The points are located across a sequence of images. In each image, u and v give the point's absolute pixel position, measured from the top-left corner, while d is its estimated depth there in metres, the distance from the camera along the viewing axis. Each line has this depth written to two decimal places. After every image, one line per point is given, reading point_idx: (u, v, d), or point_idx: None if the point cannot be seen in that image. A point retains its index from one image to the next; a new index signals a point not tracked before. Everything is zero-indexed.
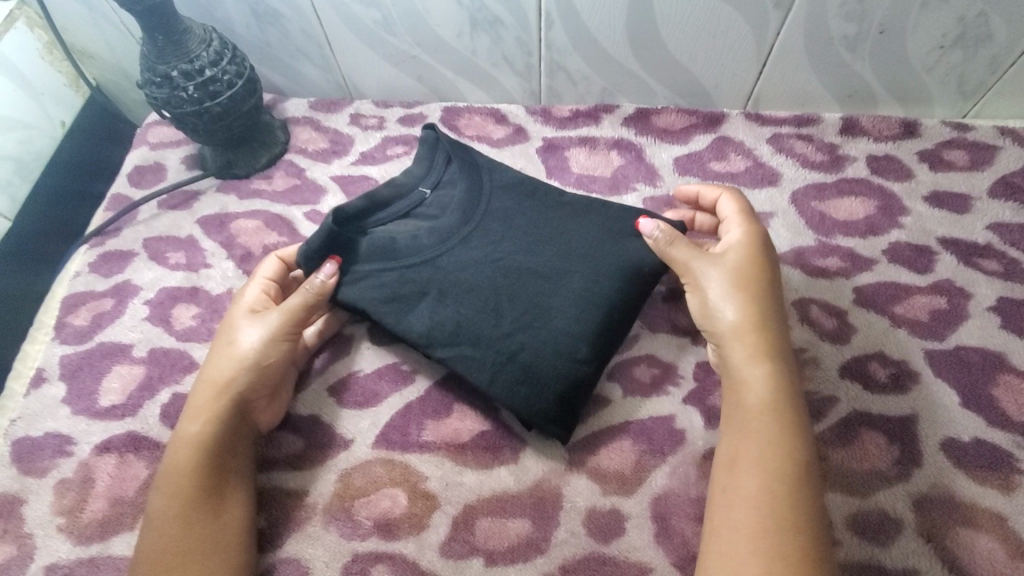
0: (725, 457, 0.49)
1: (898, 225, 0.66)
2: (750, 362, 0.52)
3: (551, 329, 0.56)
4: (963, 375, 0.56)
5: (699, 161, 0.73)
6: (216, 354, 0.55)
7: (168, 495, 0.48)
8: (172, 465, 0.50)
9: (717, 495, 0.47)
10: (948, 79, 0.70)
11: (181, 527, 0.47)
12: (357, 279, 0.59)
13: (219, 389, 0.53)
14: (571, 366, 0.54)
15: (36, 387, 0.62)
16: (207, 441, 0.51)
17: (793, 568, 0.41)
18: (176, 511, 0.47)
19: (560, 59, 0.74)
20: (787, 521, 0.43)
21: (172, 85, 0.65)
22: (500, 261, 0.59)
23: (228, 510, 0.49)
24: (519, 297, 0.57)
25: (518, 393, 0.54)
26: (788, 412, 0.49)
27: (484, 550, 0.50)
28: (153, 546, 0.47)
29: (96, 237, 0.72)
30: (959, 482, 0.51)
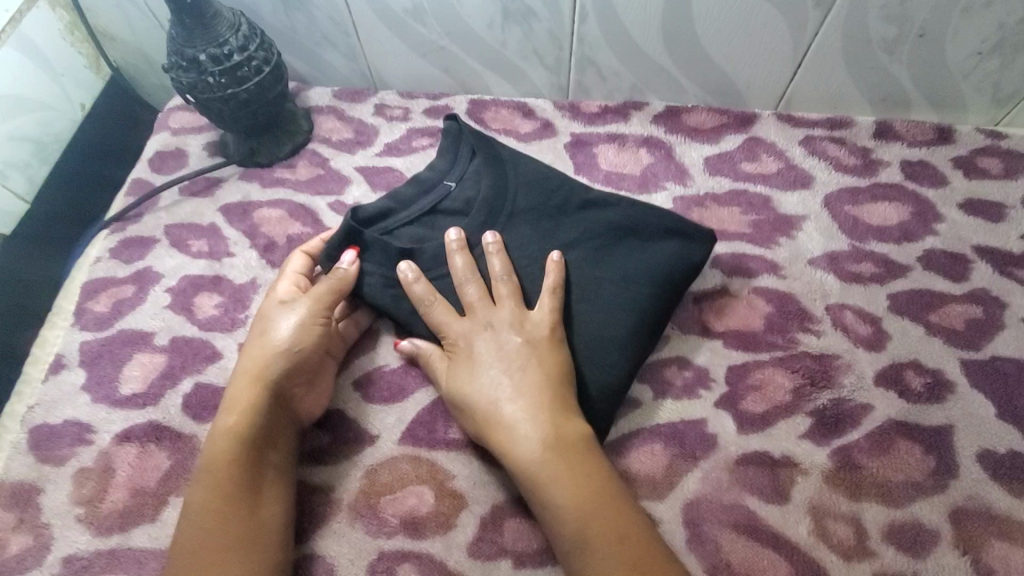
0: None
1: (933, 231, 0.65)
2: (543, 470, 0.47)
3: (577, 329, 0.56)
4: (1000, 386, 0.55)
5: (730, 161, 0.72)
6: (251, 344, 0.55)
7: (207, 489, 0.47)
8: (211, 456, 0.49)
9: None
10: (984, 86, 0.69)
11: (220, 522, 0.46)
12: (380, 281, 0.58)
13: (256, 378, 0.52)
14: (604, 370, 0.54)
15: (55, 373, 0.61)
16: (245, 432, 0.50)
17: None
18: (215, 507, 0.47)
19: (591, 54, 0.73)
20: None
21: (200, 69, 0.64)
22: (530, 265, 0.58)
23: (265, 504, 0.48)
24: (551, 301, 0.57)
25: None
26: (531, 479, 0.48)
27: (513, 552, 0.50)
28: (191, 540, 0.45)
29: (117, 223, 0.71)
30: (995, 494, 0.50)
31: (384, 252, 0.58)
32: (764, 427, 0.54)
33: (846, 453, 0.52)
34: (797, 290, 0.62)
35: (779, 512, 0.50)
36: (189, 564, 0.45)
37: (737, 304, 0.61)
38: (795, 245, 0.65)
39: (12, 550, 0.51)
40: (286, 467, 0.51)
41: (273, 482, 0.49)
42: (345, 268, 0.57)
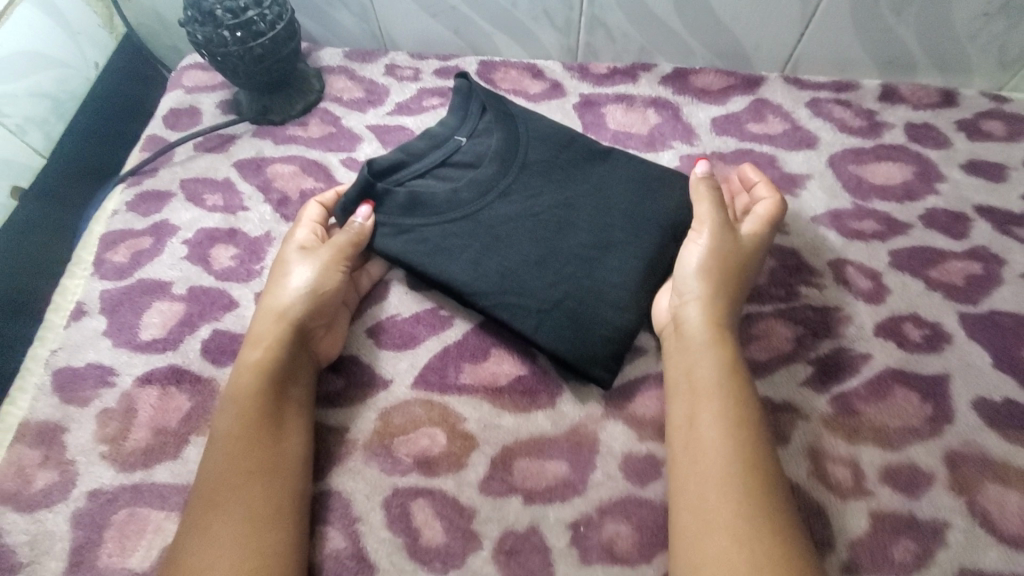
0: (682, 417, 0.50)
1: (935, 191, 0.66)
2: (725, 361, 0.51)
3: (587, 277, 0.57)
4: (998, 339, 0.56)
5: (737, 122, 0.73)
6: (270, 289, 0.57)
7: (234, 417, 0.50)
8: (237, 388, 0.51)
9: (681, 454, 0.48)
10: (990, 49, 0.70)
11: (248, 445, 0.48)
12: (394, 232, 0.59)
13: (279, 316, 0.55)
14: (612, 314, 0.55)
15: (76, 319, 0.62)
16: (268, 366, 0.52)
17: (761, 497, 0.44)
18: (239, 434, 0.48)
19: (601, 15, 0.74)
20: (751, 467, 0.46)
21: (215, 23, 0.65)
22: (540, 215, 0.60)
23: (287, 434, 0.50)
24: (561, 250, 0.58)
25: (565, 338, 0.54)
26: (730, 358, 0.52)
27: (522, 489, 0.52)
28: (216, 466, 0.47)
29: (132, 177, 0.72)
30: (992, 441, 0.52)
31: (397, 203, 0.59)
32: (766, 374, 0.56)
33: (844, 399, 0.54)
34: (799, 245, 0.63)
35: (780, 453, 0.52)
36: (220, 482, 0.47)
37: None
38: (798, 203, 0.66)
39: (39, 485, 0.54)
40: (308, 403, 0.53)
41: (295, 415, 0.51)
42: (361, 222, 0.59)
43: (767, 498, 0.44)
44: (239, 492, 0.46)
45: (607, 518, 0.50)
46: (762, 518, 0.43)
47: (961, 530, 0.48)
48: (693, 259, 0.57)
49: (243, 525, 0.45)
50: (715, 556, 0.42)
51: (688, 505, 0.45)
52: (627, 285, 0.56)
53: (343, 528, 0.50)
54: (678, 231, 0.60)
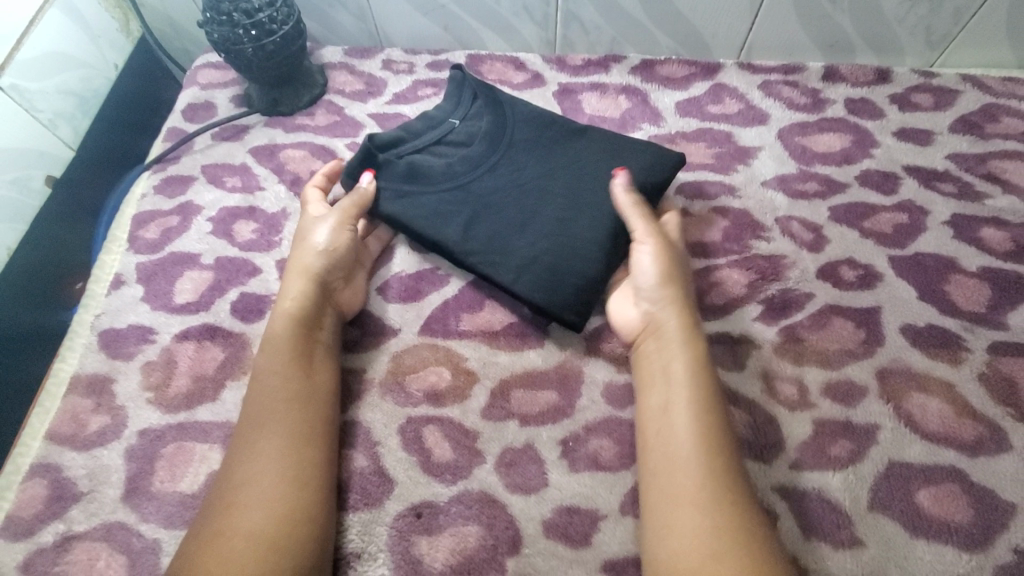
0: (656, 408, 0.55)
1: (870, 155, 0.76)
2: (692, 358, 0.56)
3: (563, 233, 0.63)
4: (921, 275, 0.66)
5: (697, 104, 0.82)
6: (296, 250, 0.66)
7: (271, 359, 0.57)
8: (274, 331, 0.60)
9: (653, 445, 0.53)
10: (916, 30, 0.80)
11: (286, 384, 0.56)
12: (394, 197, 0.67)
13: (306, 272, 0.63)
14: (586, 266, 0.61)
15: (116, 288, 0.70)
16: (298, 313, 0.61)
17: (727, 475, 0.49)
18: (279, 368, 0.56)
19: (575, 10, 0.83)
20: (719, 451, 0.50)
21: (232, 24, 0.73)
22: (524, 185, 0.67)
23: (318, 375, 0.58)
24: (541, 212, 0.65)
25: (542, 287, 0.61)
26: (696, 352, 0.57)
27: (518, 414, 0.60)
28: (260, 393, 0.55)
29: (158, 164, 0.80)
30: (915, 358, 0.61)
31: (396, 173, 0.68)
32: (724, 313, 0.65)
33: (791, 329, 0.63)
34: (751, 206, 0.72)
35: (738, 376, 0.61)
36: (266, 420, 0.54)
37: (702, 221, 0.72)
38: (751, 170, 0.76)
39: (94, 427, 0.61)
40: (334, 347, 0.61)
41: (322, 357, 0.59)
42: (364, 185, 0.67)
43: (732, 473, 0.49)
44: (282, 422, 0.54)
45: (592, 435, 0.59)
46: (727, 496, 0.48)
47: (889, 430, 0.57)
48: (647, 269, 0.63)
49: (285, 446, 0.52)
50: (684, 532, 0.47)
51: (664, 484, 0.50)
52: (598, 241, 0.63)
53: (366, 451, 0.58)
54: (646, 191, 0.67)
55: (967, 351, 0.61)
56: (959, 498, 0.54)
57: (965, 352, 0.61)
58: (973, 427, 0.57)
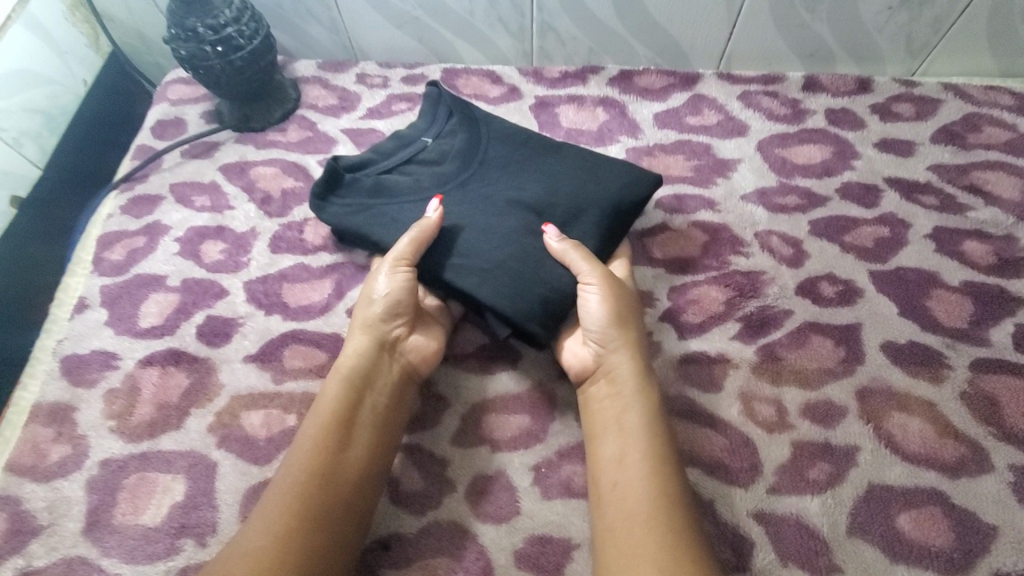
0: (613, 457, 0.53)
1: (851, 167, 0.74)
2: (644, 410, 0.54)
3: (532, 245, 0.61)
4: (903, 291, 0.65)
5: (677, 115, 0.81)
6: (360, 301, 0.62)
7: (315, 420, 0.54)
8: (324, 394, 0.57)
9: (608, 497, 0.51)
10: (896, 39, 0.79)
11: (317, 454, 0.52)
12: (359, 211, 0.65)
13: (365, 330, 0.60)
14: (550, 277, 0.59)
15: (80, 312, 0.68)
16: (350, 372, 0.58)
17: (681, 534, 0.47)
18: (315, 435, 0.53)
19: (551, 21, 0.82)
20: (670, 508, 0.48)
21: (198, 40, 0.72)
22: (491, 199, 0.64)
23: (353, 445, 0.54)
24: (508, 220, 0.62)
25: (504, 294, 0.58)
26: (648, 399, 0.55)
27: (490, 440, 0.59)
28: (295, 462, 0.52)
29: (125, 183, 0.78)
30: (896, 377, 0.60)
31: (360, 188, 0.66)
32: (701, 332, 0.63)
33: (769, 348, 0.62)
34: (730, 220, 0.71)
35: (714, 397, 0.59)
36: (287, 482, 0.50)
37: (679, 236, 0.70)
38: (730, 183, 0.74)
39: (54, 458, 0.59)
40: (383, 410, 0.57)
41: (365, 419, 0.55)
42: (430, 215, 0.61)
43: (687, 531, 0.47)
44: (295, 486, 0.50)
45: (565, 460, 0.57)
46: (684, 555, 0.45)
47: (869, 452, 0.56)
48: (592, 310, 0.59)
49: (293, 520, 0.48)
50: None
51: (618, 543, 0.48)
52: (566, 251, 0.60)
53: None
54: (620, 210, 0.65)
55: (949, 369, 0.60)
56: (940, 522, 0.52)
57: (947, 370, 0.60)
58: (954, 447, 0.56)
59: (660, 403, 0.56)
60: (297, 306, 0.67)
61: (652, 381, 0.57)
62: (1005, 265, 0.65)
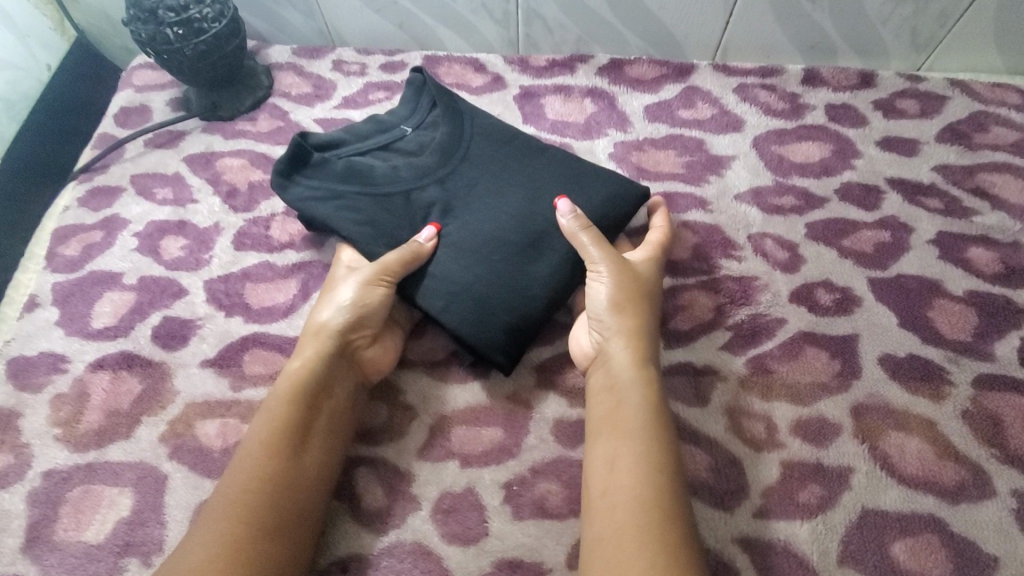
0: (603, 458, 0.48)
1: (850, 166, 0.70)
2: (643, 404, 0.50)
3: (506, 262, 0.57)
4: (904, 300, 0.61)
5: (668, 109, 0.76)
6: (318, 303, 0.58)
7: (267, 422, 0.50)
8: (276, 392, 0.52)
9: (598, 501, 0.46)
10: (901, 32, 0.75)
11: (265, 459, 0.48)
12: (325, 196, 0.59)
13: (320, 334, 0.56)
14: (522, 299, 0.56)
15: (29, 311, 0.64)
16: (308, 374, 0.53)
17: (674, 543, 0.42)
18: (265, 437, 0.49)
19: (537, 7, 0.77)
20: (663, 515, 0.43)
21: (157, 22, 0.67)
22: (467, 205, 0.60)
23: (310, 451, 0.50)
24: (483, 232, 0.58)
25: (469, 320, 0.55)
26: (650, 393, 0.50)
27: (459, 454, 0.55)
28: (239, 467, 0.47)
29: (84, 174, 0.74)
30: (895, 393, 0.56)
31: (330, 170, 0.60)
32: (688, 341, 0.59)
33: (759, 360, 0.58)
34: (722, 221, 0.67)
35: (700, 413, 0.56)
36: (234, 487, 0.46)
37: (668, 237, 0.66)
38: (723, 182, 0.70)
39: None
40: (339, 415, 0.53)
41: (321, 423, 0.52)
42: (424, 242, 0.57)
43: (679, 542, 0.42)
44: (247, 492, 0.46)
45: (539, 477, 0.54)
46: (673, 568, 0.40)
47: (864, 474, 0.52)
48: (597, 297, 0.55)
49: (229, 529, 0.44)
50: None
51: (605, 553, 0.43)
52: (541, 278, 0.57)
53: None
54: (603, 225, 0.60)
55: (951, 386, 0.56)
56: (939, 551, 0.49)
57: (949, 387, 0.56)
58: (955, 470, 0.52)
59: (664, 399, 0.51)
60: (260, 307, 0.63)
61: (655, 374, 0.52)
62: (1012, 273, 0.61)
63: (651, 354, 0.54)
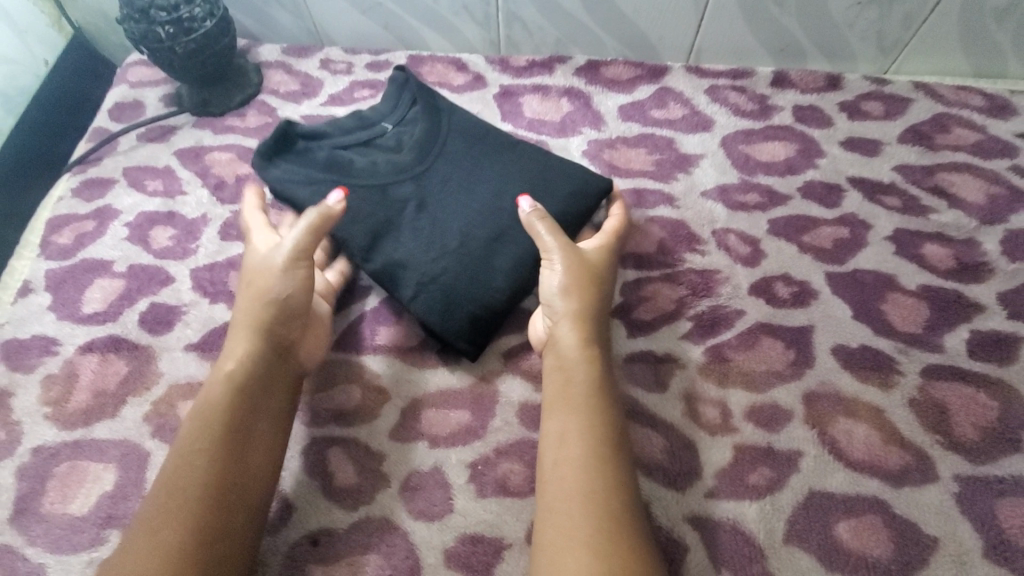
0: (554, 432, 0.51)
1: (814, 165, 0.73)
2: (591, 385, 0.53)
3: (475, 256, 0.59)
4: (859, 293, 0.63)
5: (641, 108, 0.79)
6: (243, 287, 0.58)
7: (198, 429, 0.49)
8: (211, 388, 0.52)
9: (548, 473, 0.49)
10: (867, 36, 0.78)
11: (210, 443, 0.48)
12: (304, 181, 0.63)
13: (253, 323, 0.55)
14: (484, 291, 0.58)
15: (23, 296, 0.67)
16: (242, 377, 0.52)
17: (617, 513, 0.45)
18: (211, 424, 0.49)
19: (516, 10, 0.80)
20: (607, 487, 0.47)
21: (149, 20, 0.70)
22: (439, 198, 0.62)
23: (260, 429, 0.51)
24: (453, 225, 0.61)
25: (435, 311, 0.58)
26: (598, 373, 0.54)
27: (428, 435, 0.58)
28: (182, 454, 0.47)
29: (79, 165, 0.77)
30: (846, 382, 0.58)
31: (312, 161, 0.65)
32: (651, 331, 0.62)
33: (717, 349, 0.61)
34: (688, 217, 0.69)
35: (658, 398, 0.58)
36: (180, 474, 0.46)
37: (635, 231, 0.69)
38: (692, 179, 0.72)
39: None
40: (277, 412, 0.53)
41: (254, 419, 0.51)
42: (332, 205, 0.57)
43: (622, 511, 0.46)
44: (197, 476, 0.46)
45: (503, 458, 0.56)
46: (618, 539, 0.44)
47: (812, 457, 0.55)
48: (553, 284, 0.58)
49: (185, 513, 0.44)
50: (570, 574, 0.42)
51: (557, 522, 0.45)
52: (506, 271, 0.59)
53: None
54: (568, 220, 0.63)
55: (899, 375, 0.59)
56: (880, 531, 0.51)
57: (897, 376, 0.59)
58: (899, 455, 0.55)
59: (609, 379, 0.54)
60: None
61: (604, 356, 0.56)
62: (965, 269, 0.64)
63: (599, 336, 0.56)
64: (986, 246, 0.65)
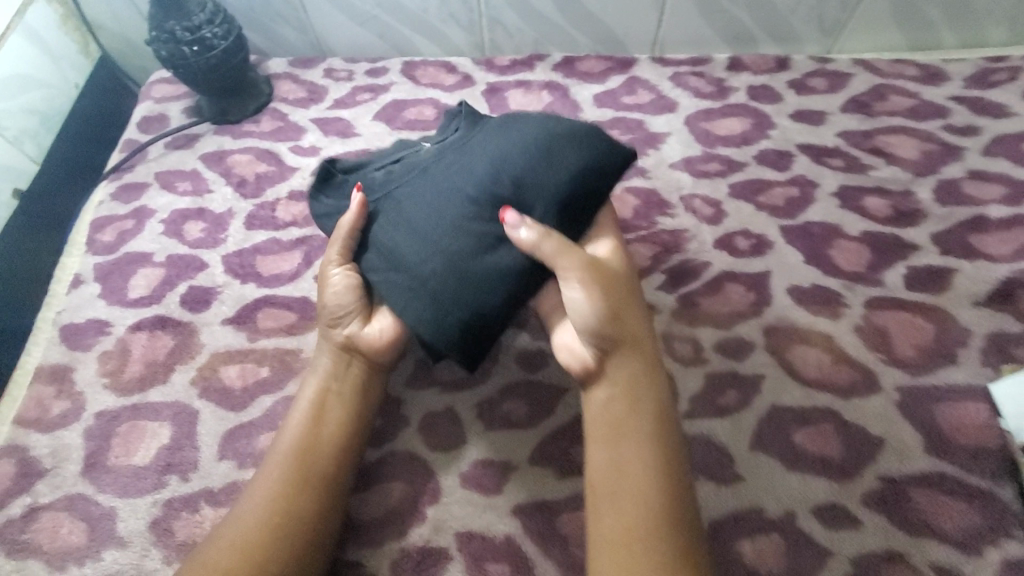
0: (609, 464, 0.48)
1: (767, 135, 0.82)
2: (640, 414, 0.50)
3: (461, 252, 0.55)
4: (810, 242, 0.72)
5: (613, 96, 0.88)
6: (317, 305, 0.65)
7: (283, 438, 0.57)
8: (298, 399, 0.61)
9: (600, 499, 0.48)
10: (809, 19, 0.88)
11: (290, 445, 0.57)
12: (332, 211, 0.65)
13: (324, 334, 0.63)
14: (476, 295, 0.54)
15: (75, 287, 0.76)
16: (316, 394, 0.60)
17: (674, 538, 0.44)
18: (289, 432, 0.57)
19: (497, 15, 0.91)
20: (666, 518, 0.45)
21: (176, 40, 0.80)
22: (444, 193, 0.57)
23: (325, 423, 0.58)
24: (448, 221, 0.56)
25: (421, 316, 0.55)
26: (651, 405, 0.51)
27: (439, 382, 0.67)
28: (272, 458, 0.56)
29: (114, 173, 0.86)
30: (800, 315, 0.67)
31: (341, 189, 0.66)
32: None
33: (687, 296, 0.70)
34: (658, 186, 0.79)
35: None
36: (269, 480, 0.55)
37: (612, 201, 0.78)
38: (660, 154, 0.82)
39: (56, 411, 0.67)
40: (345, 437, 0.58)
41: (325, 452, 0.57)
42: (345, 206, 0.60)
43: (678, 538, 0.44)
44: (276, 477, 0.55)
45: (506, 398, 0.65)
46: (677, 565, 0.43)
47: (773, 379, 0.63)
48: (573, 305, 0.54)
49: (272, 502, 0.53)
50: None
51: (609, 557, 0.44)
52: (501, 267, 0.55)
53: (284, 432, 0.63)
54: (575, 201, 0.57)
55: (847, 307, 0.67)
56: (832, 436, 0.59)
57: (845, 307, 0.67)
58: (848, 373, 0.63)
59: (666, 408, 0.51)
60: (270, 275, 0.75)
61: (655, 387, 0.52)
62: (901, 216, 0.73)
63: (648, 363, 0.53)
64: (919, 195, 0.75)
